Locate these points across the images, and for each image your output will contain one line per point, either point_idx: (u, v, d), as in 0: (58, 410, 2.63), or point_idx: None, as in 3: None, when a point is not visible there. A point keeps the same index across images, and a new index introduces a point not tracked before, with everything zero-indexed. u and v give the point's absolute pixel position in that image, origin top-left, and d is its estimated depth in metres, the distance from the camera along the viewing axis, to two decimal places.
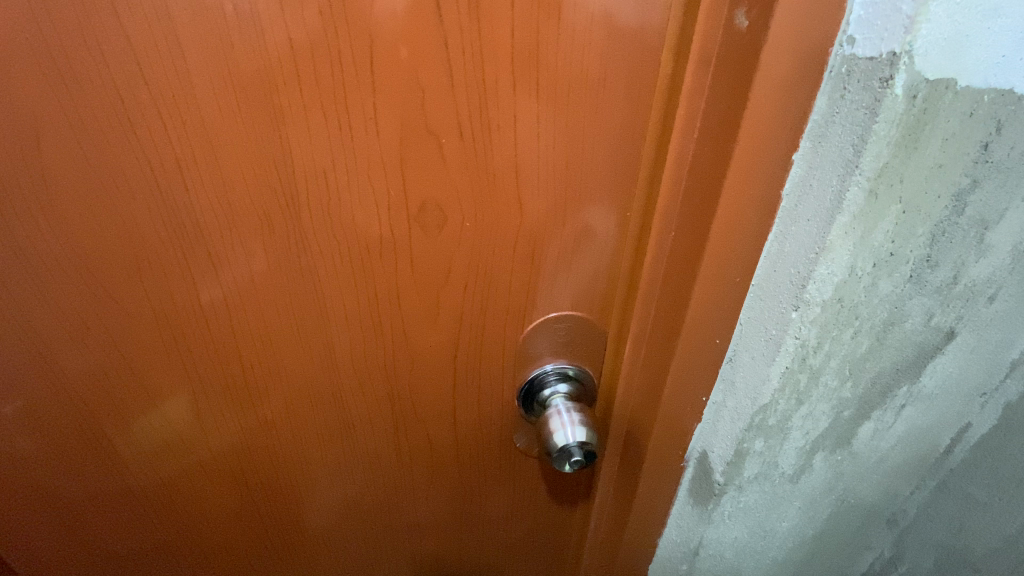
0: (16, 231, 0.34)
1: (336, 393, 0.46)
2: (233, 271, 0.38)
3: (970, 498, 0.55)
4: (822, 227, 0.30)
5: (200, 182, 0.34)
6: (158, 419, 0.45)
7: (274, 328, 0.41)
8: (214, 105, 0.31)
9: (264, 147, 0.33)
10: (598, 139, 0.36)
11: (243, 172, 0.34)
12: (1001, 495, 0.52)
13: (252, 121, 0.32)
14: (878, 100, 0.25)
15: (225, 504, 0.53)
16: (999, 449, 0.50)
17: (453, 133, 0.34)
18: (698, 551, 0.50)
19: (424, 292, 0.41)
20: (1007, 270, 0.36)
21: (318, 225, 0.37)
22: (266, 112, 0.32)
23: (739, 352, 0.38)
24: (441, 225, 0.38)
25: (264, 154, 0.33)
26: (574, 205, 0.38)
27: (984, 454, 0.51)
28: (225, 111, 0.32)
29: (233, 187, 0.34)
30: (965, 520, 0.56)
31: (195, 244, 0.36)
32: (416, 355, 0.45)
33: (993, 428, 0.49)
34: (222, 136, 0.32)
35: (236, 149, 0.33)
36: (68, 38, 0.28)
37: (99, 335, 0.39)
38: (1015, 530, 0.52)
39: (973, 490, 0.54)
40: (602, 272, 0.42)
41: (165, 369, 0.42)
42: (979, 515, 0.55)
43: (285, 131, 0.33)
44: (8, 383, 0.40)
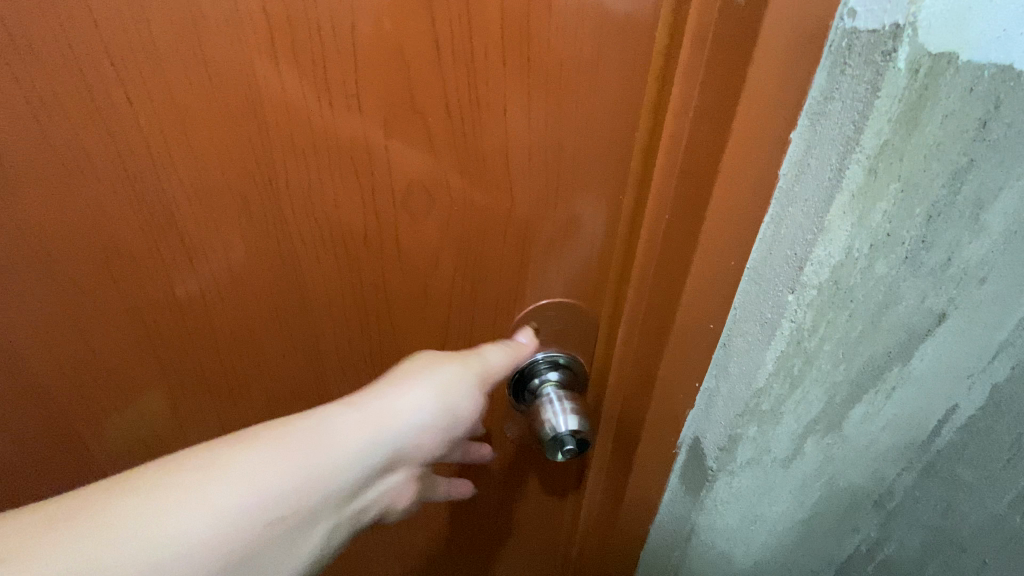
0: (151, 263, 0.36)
1: (319, 385, 0.45)
2: (210, 267, 0.37)
3: (957, 482, 0.46)
4: (820, 206, 0.29)
5: (172, 166, 0.32)
6: (134, 413, 0.44)
7: (256, 320, 0.41)
8: (185, 82, 0.29)
9: (241, 128, 0.31)
10: (591, 121, 0.35)
11: (216, 153, 0.32)
12: (990, 476, 0.44)
13: (226, 100, 0.30)
14: (879, 74, 0.25)
15: None
16: (986, 433, 0.42)
17: (441, 112, 0.33)
18: (691, 537, 0.51)
19: (412, 278, 0.40)
20: (1003, 250, 0.33)
21: (298, 210, 0.35)
22: (242, 90, 0.30)
23: (734, 337, 0.38)
24: (430, 208, 0.36)
25: (240, 136, 0.32)
26: (566, 191, 0.37)
27: (971, 437, 0.43)
28: (197, 89, 0.30)
29: (208, 170, 0.33)
30: (953, 505, 0.47)
31: (172, 239, 0.35)
32: (402, 343, 0.44)
33: (982, 411, 0.42)
34: (194, 117, 0.31)
35: (210, 129, 0.31)
36: (27, 14, 0.27)
37: (77, 342, 0.39)
38: (1006, 512, 0.44)
39: (960, 472, 0.45)
40: (595, 258, 0.42)
41: (145, 369, 0.41)
42: (966, 498, 0.46)
43: (260, 109, 0.31)
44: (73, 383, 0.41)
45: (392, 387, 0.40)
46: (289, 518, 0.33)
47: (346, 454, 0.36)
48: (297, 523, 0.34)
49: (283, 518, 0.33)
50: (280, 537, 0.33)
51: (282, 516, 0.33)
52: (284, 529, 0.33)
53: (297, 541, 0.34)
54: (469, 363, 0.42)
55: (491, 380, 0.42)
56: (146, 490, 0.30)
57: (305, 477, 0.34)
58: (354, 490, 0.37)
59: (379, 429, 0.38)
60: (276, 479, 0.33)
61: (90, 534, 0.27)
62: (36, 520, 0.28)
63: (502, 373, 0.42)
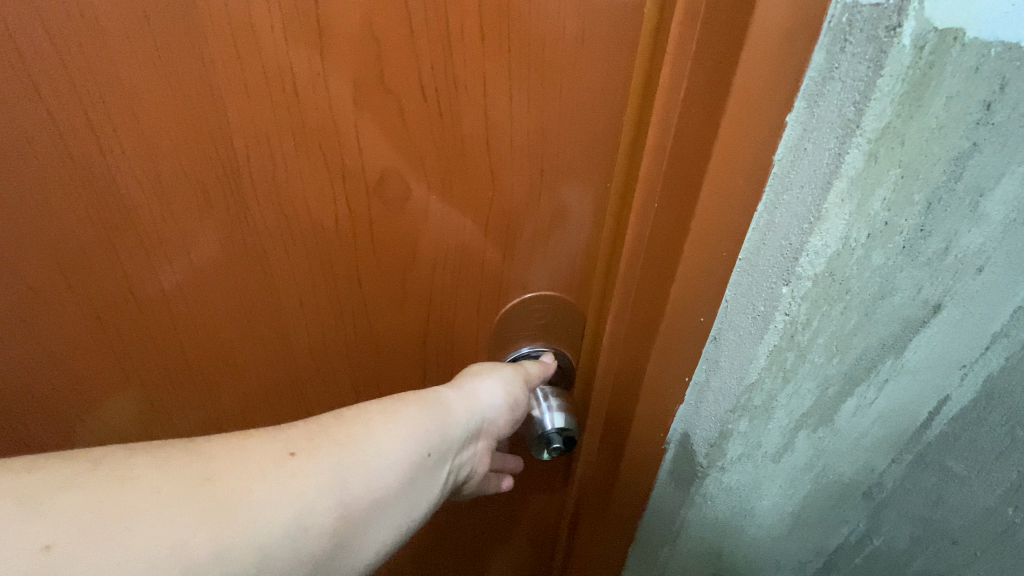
0: (204, 263, 0.35)
1: (295, 382, 0.44)
2: (170, 266, 0.35)
3: (948, 473, 0.44)
4: (817, 193, 0.28)
5: (122, 152, 0.30)
6: (97, 418, 0.41)
7: (224, 318, 0.38)
8: (134, 58, 0.27)
9: (199, 113, 0.29)
10: (577, 104, 0.33)
11: (171, 137, 0.30)
12: (982, 466, 0.42)
13: (180, 78, 0.28)
14: (883, 51, 0.23)
15: None
16: (978, 423, 0.41)
17: (417, 94, 0.30)
18: (680, 533, 0.49)
19: (389, 271, 0.38)
20: (1002, 239, 0.32)
21: (264, 199, 0.33)
22: (197, 67, 0.27)
23: (725, 330, 0.37)
24: (406, 197, 0.34)
25: (197, 117, 0.29)
26: (552, 179, 0.35)
27: (964, 428, 0.42)
28: (147, 69, 0.27)
29: (163, 156, 0.30)
30: (943, 495, 0.45)
31: (128, 234, 0.33)
32: (381, 340, 0.42)
33: (974, 402, 0.41)
34: (145, 99, 0.28)
35: (162, 111, 0.29)
36: None
37: (31, 342, 0.36)
38: (995, 503, 0.43)
39: (950, 463, 0.44)
40: (582, 249, 0.40)
41: (106, 372, 0.39)
42: (955, 491, 0.45)
43: (218, 92, 0.28)
44: (103, 374, 0.39)
45: (477, 373, 0.42)
46: (426, 459, 0.35)
47: (464, 414, 0.38)
48: (431, 471, 0.36)
49: (426, 455, 0.35)
50: (399, 512, 0.33)
51: (422, 457, 0.35)
52: (424, 471, 0.35)
53: (435, 487, 0.36)
54: (517, 366, 0.42)
55: (530, 382, 0.42)
56: (335, 430, 0.32)
57: (442, 426, 0.36)
58: (467, 448, 0.39)
59: (483, 402, 0.40)
60: (425, 424, 0.36)
61: (312, 456, 0.30)
62: (274, 448, 0.30)
63: (540, 380, 0.43)
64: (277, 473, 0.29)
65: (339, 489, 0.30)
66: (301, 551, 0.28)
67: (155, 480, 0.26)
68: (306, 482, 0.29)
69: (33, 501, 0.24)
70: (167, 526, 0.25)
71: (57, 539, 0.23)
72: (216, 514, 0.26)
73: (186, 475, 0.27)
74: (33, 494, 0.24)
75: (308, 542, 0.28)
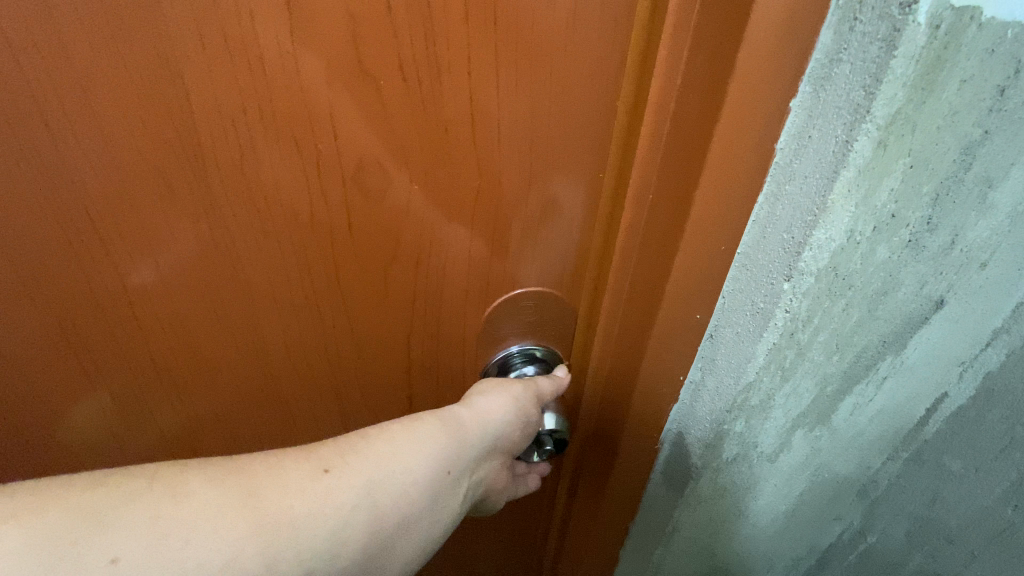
0: (177, 268, 0.33)
1: (271, 383, 0.41)
2: (131, 265, 0.33)
3: (944, 471, 0.42)
4: (823, 183, 0.27)
5: (76, 142, 0.28)
6: (67, 424, 0.40)
7: (190, 319, 0.36)
8: (85, 39, 0.25)
9: (158, 95, 0.27)
10: (568, 88, 0.30)
11: (129, 125, 0.28)
12: (982, 465, 0.40)
13: (135, 60, 0.26)
14: (897, 29, 0.22)
15: None
16: (977, 421, 0.39)
17: (395, 75, 0.28)
18: (674, 536, 0.50)
19: (369, 266, 0.36)
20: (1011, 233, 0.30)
21: (232, 189, 0.31)
22: (154, 47, 0.26)
23: (721, 327, 0.36)
24: (386, 187, 0.32)
25: (155, 101, 0.27)
26: (542, 169, 0.33)
27: (960, 427, 0.39)
28: (100, 51, 0.25)
29: (121, 145, 0.28)
30: (941, 494, 0.43)
31: (84, 226, 0.31)
32: (362, 339, 0.40)
33: (972, 400, 0.38)
34: (95, 79, 0.26)
35: (119, 97, 0.27)
36: None
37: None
38: (994, 502, 0.41)
39: (947, 462, 0.41)
40: (574, 244, 0.38)
41: (69, 376, 0.37)
42: (954, 490, 0.42)
43: (178, 72, 0.26)
44: (70, 381, 0.38)
45: (487, 388, 0.41)
46: (447, 476, 0.37)
47: (480, 432, 0.39)
48: (453, 487, 0.37)
49: (447, 473, 0.37)
50: (424, 525, 0.35)
51: (444, 475, 0.37)
52: (445, 486, 0.37)
53: (456, 501, 0.37)
54: (529, 382, 0.41)
55: (541, 400, 0.41)
56: (364, 448, 0.34)
57: (460, 443, 0.38)
58: (485, 462, 0.40)
59: (497, 420, 0.39)
60: (445, 443, 0.37)
61: (342, 475, 0.33)
62: (309, 466, 0.32)
63: (551, 397, 0.42)
64: (311, 490, 0.31)
65: (366, 506, 0.33)
66: (335, 560, 0.31)
67: (207, 497, 0.29)
68: (336, 499, 0.32)
69: (108, 513, 0.27)
70: (220, 537, 0.28)
71: (123, 552, 0.26)
72: (261, 528, 0.29)
73: (234, 490, 0.30)
74: (107, 508, 0.27)
75: (340, 554, 0.31)
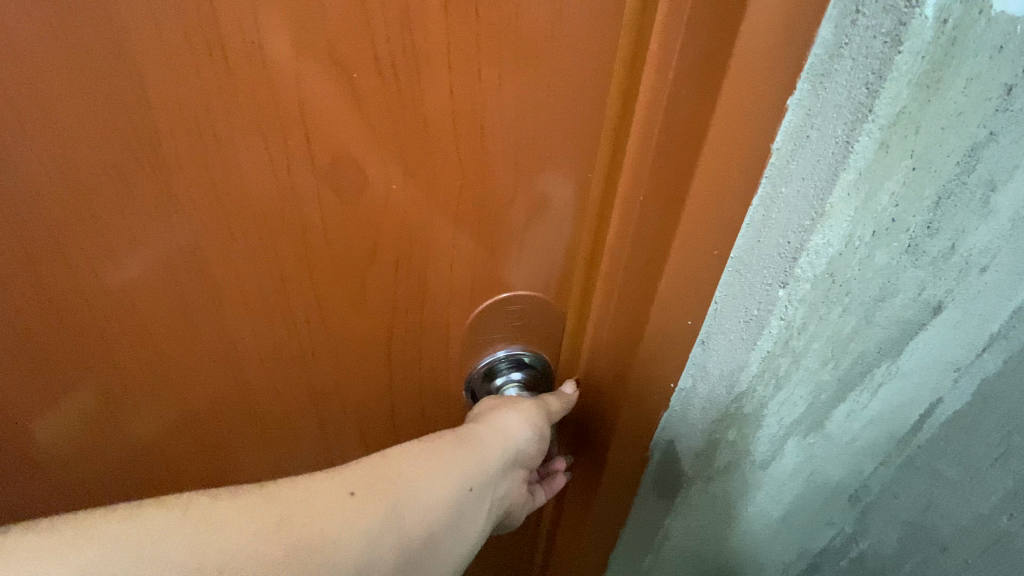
0: (145, 274, 0.32)
1: (246, 390, 0.40)
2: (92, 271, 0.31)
3: (938, 477, 0.41)
4: (822, 185, 0.27)
5: (22, 138, 0.26)
6: (28, 437, 0.38)
7: (158, 326, 0.34)
8: (28, 25, 0.23)
9: (114, 90, 0.25)
10: (554, 82, 0.28)
11: (81, 121, 0.26)
12: (976, 471, 0.39)
13: (84, 49, 0.24)
14: (902, 23, 0.22)
15: None
16: (972, 428, 0.37)
17: (369, 67, 0.26)
18: (664, 543, 0.51)
19: (346, 268, 0.34)
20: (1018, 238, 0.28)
21: (197, 189, 0.29)
22: (104, 34, 0.23)
23: (713, 334, 0.36)
24: (362, 188, 0.31)
25: (108, 95, 0.25)
26: (527, 168, 0.31)
27: (954, 432, 0.38)
28: (45, 39, 0.23)
29: (72, 142, 0.26)
30: (934, 501, 0.42)
31: (37, 231, 0.29)
32: (341, 344, 0.38)
33: (968, 406, 0.36)
34: (44, 72, 0.24)
35: (69, 90, 0.25)
36: None
37: None
38: (988, 509, 0.40)
39: (942, 468, 0.40)
40: (562, 246, 0.36)
41: (28, 386, 0.35)
42: (946, 495, 0.41)
43: (135, 65, 0.24)
44: (28, 392, 0.35)
45: (501, 406, 0.40)
46: (469, 493, 0.36)
47: (499, 451, 0.38)
48: (477, 504, 0.37)
49: (470, 491, 0.37)
50: (449, 542, 0.36)
51: (467, 492, 0.36)
52: (468, 504, 0.37)
53: (479, 519, 0.37)
54: (538, 402, 0.40)
55: (551, 417, 0.40)
56: (387, 469, 0.34)
57: (478, 462, 0.37)
58: (505, 480, 0.39)
59: (514, 437, 0.39)
60: (466, 461, 0.37)
61: (368, 498, 0.33)
62: (335, 488, 0.33)
63: (558, 415, 0.41)
64: (337, 513, 0.32)
65: (392, 528, 0.33)
66: None
67: (241, 524, 0.29)
68: (363, 522, 0.32)
69: (151, 541, 0.28)
70: (255, 565, 0.29)
71: None
72: (296, 553, 0.30)
73: (267, 517, 0.30)
74: (146, 538, 0.28)
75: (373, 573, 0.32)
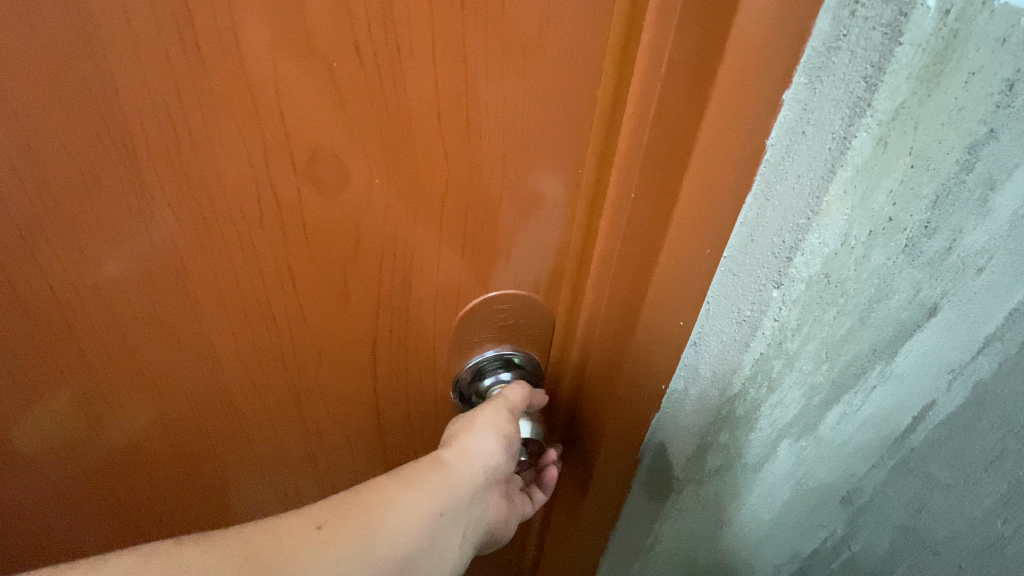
0: (120, 271, 0.30)
1: (225, 392, 0.38)
2: (62, 267, 0.29)
3: (932, 481, 0.40)
4: (818, 183, 0.26)
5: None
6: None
7: (133, 326, 0.33)
8: None
9: (81, 78, 0.24)
10: (543, 74, 0.27)
11: (49, 109, 0.24)
12: (971, 475, 0.38)
13: (52, 34, 0.23)
14: (903, 14, 0.21)
15: (104, 534, 0.46)
16: (966, 431, 0.36)
17: (350, 56, 0.25)
18: (655, 545, 0.50)
19: (328, 265, 0.33)
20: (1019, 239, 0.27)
21: (170, 183, 0.28)
22: (72, 17, 0.22)
23: (705, 335, 0.35)
24: (343, 183, 0.29)
25: (76, 82, 0.24)
26: (515, 163, 0.30)
27: (949, 436, 0.37)
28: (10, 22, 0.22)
29: (39, 132, 0.25)
30: (927, 504, 0.41)
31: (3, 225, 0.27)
32: (325, 344, 0.37)
33: (963, 409, 0.36)
34: (7, 59, 0.23)
35: (36, 77, 0.24)
36: None
37: None
38: (983, 514, 0.39)
39: (935, 471, 0.39)
40: (552, 244, 0.35)
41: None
42: (941, 499, 0.40)
43: (102, 51, 0.23)
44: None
45: (465, 421, 0.39)
46: (442, 518, 0.35)
47: (466, 469, 0.37)
48: (451, 528, 0.36)
49: (443, 515, 0.35)
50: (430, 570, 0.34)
51: (440, 518, 0.35)
52: (443, 530, 0.35)
53: (456, 543, 0.36)
54: (497, 400, 0.39)
55: (516, 411, 0.40)
56: (354, 501, 0.33)
57: (448, 485, 0.36)
58: (479, 498, 0.38)
59: (480, 451, 0.38)
60: (434, 484, 0.36)
61: (337, 531, 0.31)
62: (302, 523, 0.31)
63: (522, 406, 0.40)
64: (304, 549, 0.30)
65: (363, 561, 0.31)
66: None
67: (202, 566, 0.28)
68: (332, 557, 0.30)
69: None
70: None
71: None
72: None
73: (229, 557, 0.28)
74: None
75: None
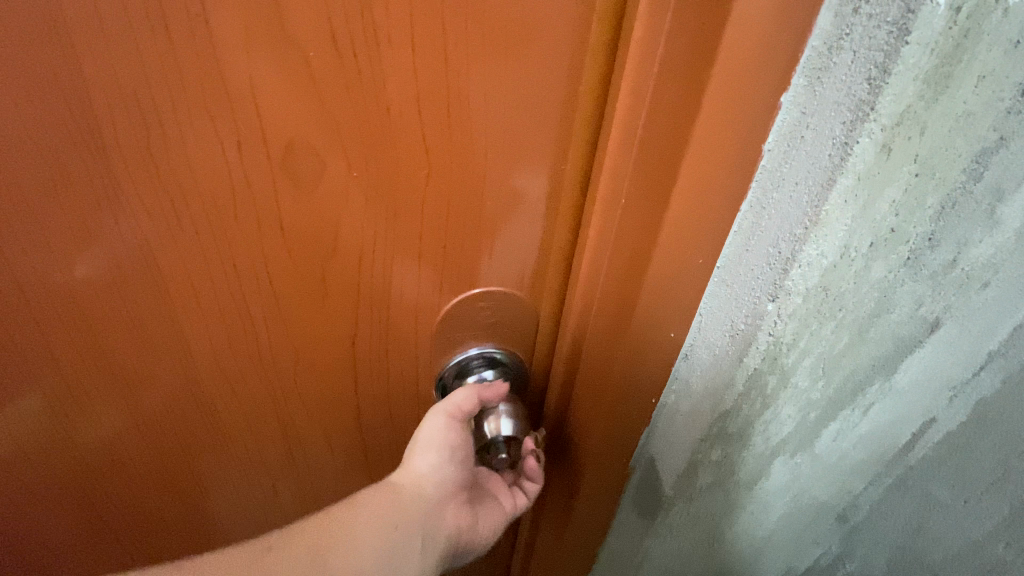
0: (94, 269, 0.29)
1: (201, 391, 0.36)
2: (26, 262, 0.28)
3: (930, 500, 0.38)
4: (816, 192, 0.25)
5: None
6: None
7: (105, 325, 0.31)
8: None
9: (42, 66, 0.22)
10: (529, 70, 0.26)
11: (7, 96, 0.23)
12: (970, 496, 0.36)
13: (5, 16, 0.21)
14: (912, 11, 0.20)
15: (85, 537, 0.44)
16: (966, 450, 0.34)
17: (327, 45, 0.24)
18: (642, 564, 0.50)
19: (306, 263, 0.31)
20: None
21: (139, 176, 0.26)
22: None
23: (695, 348, 0.34)
24: (320, 179, 0.28)
25: (35, 69, 0.22)
26: (502, 162, 0.29)
27: (949, 454, 0.35)
28: None
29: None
30: (925, 524, 0.39)
31: None
32: (305, 343, 0.36)
33: (964, 428, 0.33)
34: None
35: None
36: None
37: None
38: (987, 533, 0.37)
39: (935, 491, 0.37)
40: (540, 246, 0.34)
41: None
42: (940, 517, 0.38)
43: (60, 38, 0.22)
44: None
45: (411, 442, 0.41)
46: (396, 531, 0.38)
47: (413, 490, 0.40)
48: (409, 539, 0.39)
49: (396, 528, 0.39)
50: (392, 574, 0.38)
51: (393, 530, 0.38)
52: (399, 541, 0.39)
53: (416, 551, 0.39)
54: (437, 410, 0.39)
55: (459, 415, 0.39)
56: (307, 527, 0.37)
57: (397, 504, 0.39)
58: (437, 509, 0.41)
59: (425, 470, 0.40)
60: (383, 505, 0.39)
61: (288, 549, 0.35)
62: (254, 548, 0.36)
63: (474, 402, 0.38)
64: (258, 566, 0.34)
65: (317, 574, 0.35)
66: None
67: None
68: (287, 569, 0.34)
69: None
70: None
71: None
72: None
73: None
74: None
75: None
